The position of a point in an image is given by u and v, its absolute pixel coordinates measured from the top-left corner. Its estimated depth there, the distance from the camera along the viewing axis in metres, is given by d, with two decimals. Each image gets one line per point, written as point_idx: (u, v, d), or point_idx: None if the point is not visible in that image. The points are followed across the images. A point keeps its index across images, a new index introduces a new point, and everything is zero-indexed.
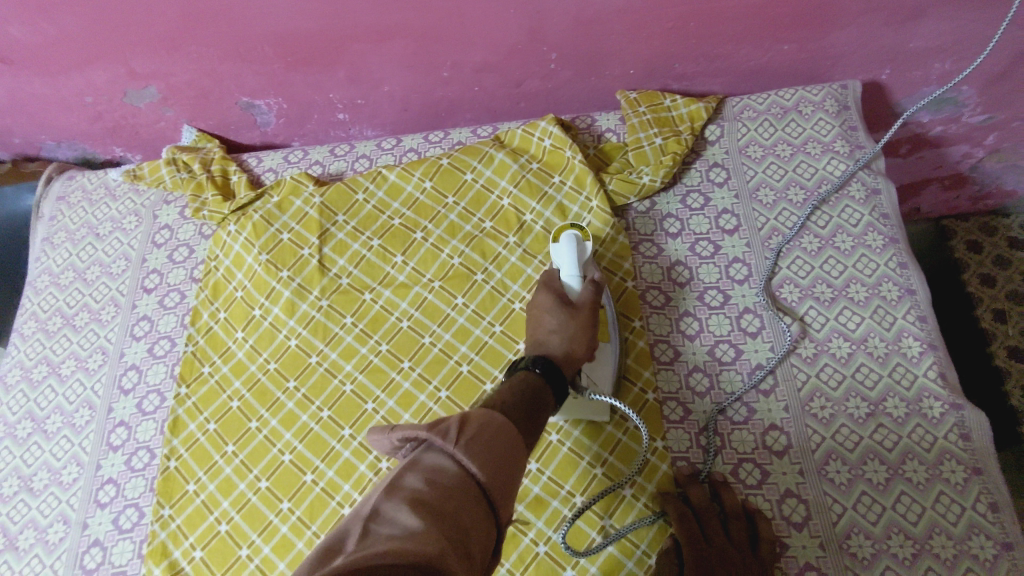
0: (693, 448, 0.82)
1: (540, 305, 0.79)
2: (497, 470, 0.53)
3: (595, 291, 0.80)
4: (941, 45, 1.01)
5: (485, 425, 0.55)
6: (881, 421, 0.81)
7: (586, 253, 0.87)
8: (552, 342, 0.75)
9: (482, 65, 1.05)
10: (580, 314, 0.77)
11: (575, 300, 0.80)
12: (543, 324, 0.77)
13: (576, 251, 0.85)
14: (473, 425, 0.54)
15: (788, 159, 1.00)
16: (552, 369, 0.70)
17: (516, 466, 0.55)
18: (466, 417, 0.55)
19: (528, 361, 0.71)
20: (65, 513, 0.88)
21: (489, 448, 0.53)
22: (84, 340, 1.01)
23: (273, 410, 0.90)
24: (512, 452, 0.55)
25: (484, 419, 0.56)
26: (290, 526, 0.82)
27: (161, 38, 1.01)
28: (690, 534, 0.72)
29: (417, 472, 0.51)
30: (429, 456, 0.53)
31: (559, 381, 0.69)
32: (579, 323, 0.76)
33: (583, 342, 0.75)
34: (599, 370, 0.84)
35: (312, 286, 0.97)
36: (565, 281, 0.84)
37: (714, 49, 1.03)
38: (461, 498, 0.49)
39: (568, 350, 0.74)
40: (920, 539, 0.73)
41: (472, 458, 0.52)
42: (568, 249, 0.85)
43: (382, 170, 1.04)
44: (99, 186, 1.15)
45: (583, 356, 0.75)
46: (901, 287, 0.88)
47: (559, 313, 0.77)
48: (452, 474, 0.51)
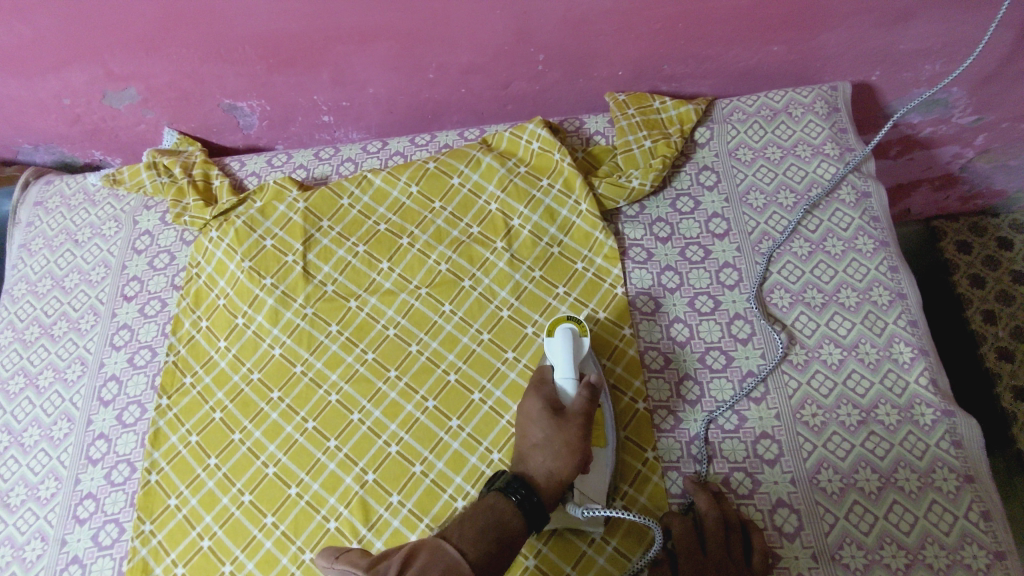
0: (685, 458, 0.81)
1: (528, 411, 0.75)
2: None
3: (589, 399, 0.75)
4: (930, 47, 1.00)
5: (428, 566, 0.56)
6: (873, 428, 0.80)
7: (583, 349, 0.82)
8: (534, 459, 0.71)
9: (468, 67, 1.03)
10: (568, 427, 0.72)
11: (566, 406, 0.75)
12: (528, 435, 0.73)
13: (570, 348, 0.80)
14: (415, 566, 0.56)
15: (778, 162, 0.99)
16: (529, 499, 0.66)
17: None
18: (411, 558, 0.57)
19: (504, 482, 0.68)
20: (43, 529, 0.86)
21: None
22: (63, 349, 0.98)
23: (257, 422, 0.88)
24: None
25: (429, 558, 0.57)
26: (274, 542, 0.80)
27: (139, 38, 0.98)
28: (688, 544, 0.72)
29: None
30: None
31: (534, 512, 0.66)
32: (566, 437, 0.71)
33: (568, 462, 0.70)
34: (592, 482, 0.76)
35: (296, 293, 0.96)
36: (558, 383, 0.78)
37: (703, 50, 1.01)
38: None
39: (550, 470, 0.70)
40: (913, 549, 0.73)
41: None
42: (562, 346, 0.80)
43: (368, 175, 1.02)
44: (78, 190, 1.13)
45: (569, 476, 0.70)
46: (893, 291, 0.88)
47: (546, 423, 0.73)
48: None
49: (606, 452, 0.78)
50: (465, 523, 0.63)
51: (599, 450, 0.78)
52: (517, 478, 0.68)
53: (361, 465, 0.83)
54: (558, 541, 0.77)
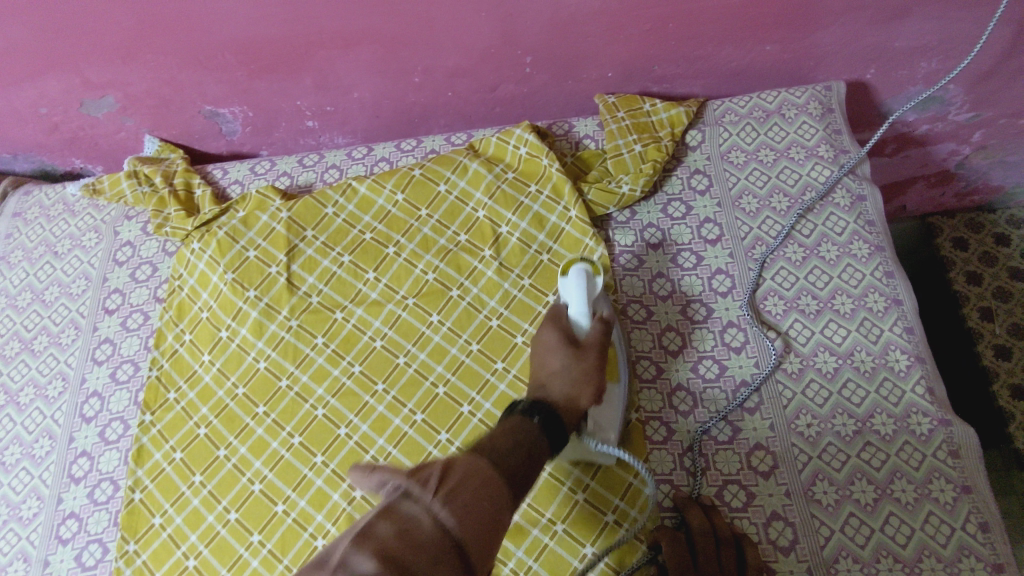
0: (677, 470, 0.80)
1: (545, 342, 0.75)
2: (476, 524, 0.49)
3: (604, 332, 0.76)
4: (926, 44, 0.98)
5: (469, 478, 0.53)
6: (869, 439, 0.78)
7: (596, 287, 0.83)
8: (554, 386, 0.70)
9: (455, 70, 1.01)
10: (587, 356, 0.73)
11: (581, 339, 0.76)
12: (546, 365, 0.73)
13: (584, 289, 0.81)
14: (455, 477, 0.52)
15: (771, 165, 0.97)
16: (551, 419, 0.66)
17: (498, 524, 0.52)
18: (449, 469, 0.53)
19: (526, 406, 0.67)
20: (26, 550, 0.84)
21: (470, 502, 0.50)
22: (44, 365, 0.97)
23: (242, 437, 0.87)
24: (495, 509, 0.52)
25: (468, 469, 0.54)
26: (261, 560, 0.79)
27: (116, 46, 0.96)
28: (679, 562, 0.70)
29: (390, 521, 0.47)
30: (405, 505, 0.49)
31: (556, 433, 0.66)
32: (584, 366, 0.72)
33: (587, 389, 0.71)
34: (606, 414, 0.78)
35: (281, 305, 0.94)
36: (573, 319, 0.79)
37: (694, 51, 0.99)
38: (435, 552, 0.46)
39: (571, 395, 0.70)
40: (910, 562, 0.71)
41: (451, 511, 0.48)
42: (575, 285, 0.81)
43: (352, 182, 1.00)
44: (58, 201, 1.10)
45: (587, 404, 0.70)
46: (888, 297, 0.86)
47: (564, 353, 0.73)
48: (426, 527, 0.47)
49: (619, 386, 0.81)
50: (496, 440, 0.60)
51: (612, 386, 0.81)
52: (538, 402, 0.67)
53: (348, 481, 0.82)
54: (549, 558, 0.76)
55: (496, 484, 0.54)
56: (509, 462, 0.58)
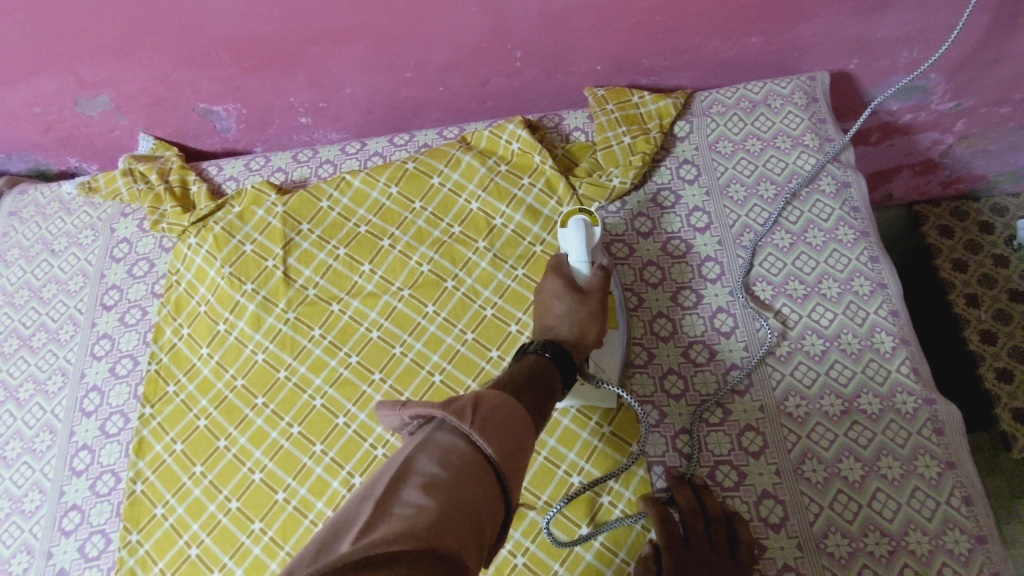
0: (670, 451, 0.82)
1: (549, 289, 0.79)
2: (509, 451, 0.51)
3: (604, 276, 0.80)
4: (907, 34, 1.01)
5: (501, 408, 0.54)
6: (856, 418, 0.81)
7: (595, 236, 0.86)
8: (562, 327, 0.75)
9: (446, 64, 1.02)
10: (590, 300, 0.77)
11: (583, 285, 0.80)
12: (553, 309, 0.77)
13: (584, 237, 0.84)
14: (486, 406, 0.53)
15: (758, 154, 0.99)
16: (561, 353, 0.70)
17: (525, 447, 0.54)
18: (479, 397, 0.53)
19: (538, 344, 0.71)
20: (29, 542, 0.85)
21: (502, 430, 0.52)
22: (43, 361, 0.97)
23: (242, 428, 0.88)
24: (521, 434, 0.54)
25: (495, 397, 0.54)
26: (262, 547, 0.80)
27: (110, 45, 0.97)
28: (670, 538, 0.71)
29: (429, 454, 0.49)
30: (440, 435, 0.51)
31: (568, 366, 0.70)
32: (588, 309, 0.76)
33: (592, 329, 0.75)
34: (607, 356, 0.84)
35: (278, 298, 0.95)
36: (574, 267, 0.83)
37: (681, 43, 1.01)
38: (475, 481, 0.48)
39: (579, 334, 0.74)
40: (896, 535, 0.73)
41: (487, 440, 0.50)
42: (575, 235, 0.84)
43: (346, 176, 1.02)
44: (53, 200, 1.11)
45: (593, 341, 0.75)
46: (873, 281, 0.88)
47: (569, 297, 0.77)
48: (463, 453, 0.50)
49: (618, 332, 0.86)
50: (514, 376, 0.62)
51: (613, 331, 0.86)
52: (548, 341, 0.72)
53: (348, 469, 0.83)
54: (546, 541, 0.78)
55: (520, 410, 0.56)
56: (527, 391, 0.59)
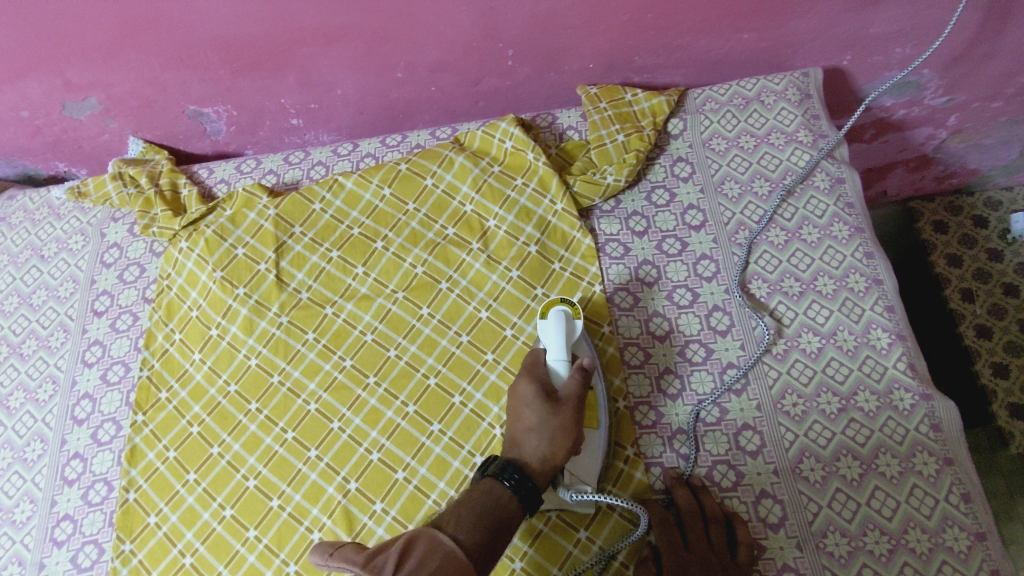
0: (667, 452, 0.81)
1: (520, 396, 0.75)
2: None
3: (581, 381, 0.75)
4: (900, 30, 1.00)
5: (425, 561, 0.58)
6: (853, 415, 0.80)
7: (575, 331, 0.82)
8: (529, 444, 0.71)
9: (437, 64, 1.02)
10: (561, 412, 0.72)
11: (558, 390, 0.75)
12: (521, 420, 0.73)
13: (563, 332, 0.80)
14: (410, 561, 0.57)
15: (752, 151, 0.99)
16: (522, 483, 0.67)
17: None
18: (405, 552, 0.58)
19: (498, 468, 0.69)
20: (20, 553, 0.84)
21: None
22: (33, 369, 0.96)
23: (235, 434, 0.87)
24: None
25: (425, 551, 0.59)
26: (257, 555, 0.79)
27: (97, 47, 0.96)
28: (671, 541, 0.72)
29: None
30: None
31: (528, 497, 0.67)
32: (559, 423, 0.71)
33: (562, 446, 0.71)
34: (583, 464, 0.77)
35: (270, 302, 0.94)
36: (551, 365, 0.79)
37: (674, 40, 1.00)
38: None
39: (545, 455, 0.70)
40: (896, 534, 0.73)
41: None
42: (555, 327, 0.80)
43: (338, 178, 1.01)
44: (42, 205, 1.10)
45: (562, 460, 0.71)
46: (868, 277, 0.88)
47: (539, 409, 0.72)
48: None
49: (598, 434, 0.79)
50: (461, 510, 0.64)
51: (591, 432, 0.79)
52: (510, 463, 0.69)
53: (343, 474, 0.82)
54: (543, 542, 0.77)
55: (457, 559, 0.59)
56: (472, 535, 0.62)
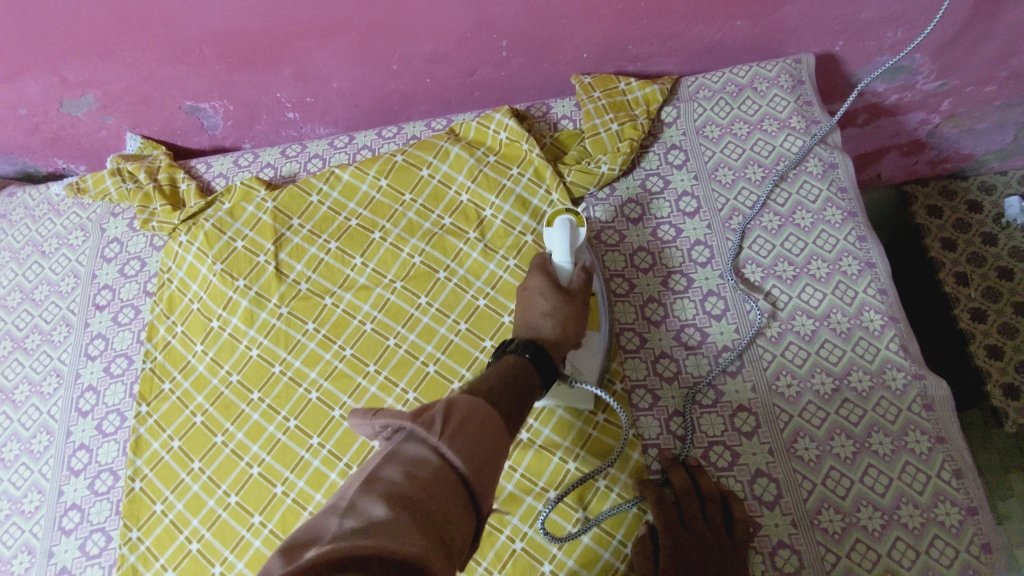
0: (665, 434, 0.82)
1: (532, 287, 0.77)
2: (483, 459, 0.49)
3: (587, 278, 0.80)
4: (890, 15, 1.01)
5: (472, 416, 0.52)
6: (846, 395, 0.81)
7: (578, 239, 0.85)
8: (545, 326, 0.73)
9: (432, 56, 1.02)
10: (573, 301, 0.76)
11: (567, 285, 0.79)
12: (535, 307, 0.75)
13: (568, 237, 0.84)
14: (459, 413, 0.51)
15: (745, 138, 1.00)
16: (540, 355, 0.68)
17: (503, 455, 0.52)
18: (451, 406, 0.52)
19: (518, 345, 0.69)
20: (30, 542, 0.85)
21: (475, 438, 0.50)
22: (37, 362, 0.97)
23: (238, 423, 0.88)
24: (497, 440, 0.52)
25: (469, 405, 0.53)
26: (263, 540, 0.81)
27: (93, 44, 0.96)
28: (667, 519, 0.73)
29: (396, 464, 0.47)
30: (408, 447, 0.49)
31: (548, 367, 0.68)
32: (572, 310, 0.75)
33: (574, 329, 0.75)
34: (584, 358, 0.82)
35: (270, 293, 0.95)
36: (557, 266, 0.82)
37: (667, 29, 1.01)
38: (444, 491, 0.46)
39: (560, 335, 0.73)
40: (889, 510, 0.75)
41: (457, 450, 0.48)
42: (560, 235, 0.84)
43: (335, 170, 1.02)
44: (42, 201, 1.11)
45: (574, 342, 0.75)
46: (861, 260, 0.89)
47: (553, 296, 0.76)
48: (434, 465, 0.47)
49: (599, 336, 0.84)
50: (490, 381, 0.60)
51: (593, 333, 0.84)
52: (527, 341, 0.69)
53: (345, 461, 0.84)
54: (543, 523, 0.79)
55: (495, 420, 0.54)
56: (501, 400, 0.58)
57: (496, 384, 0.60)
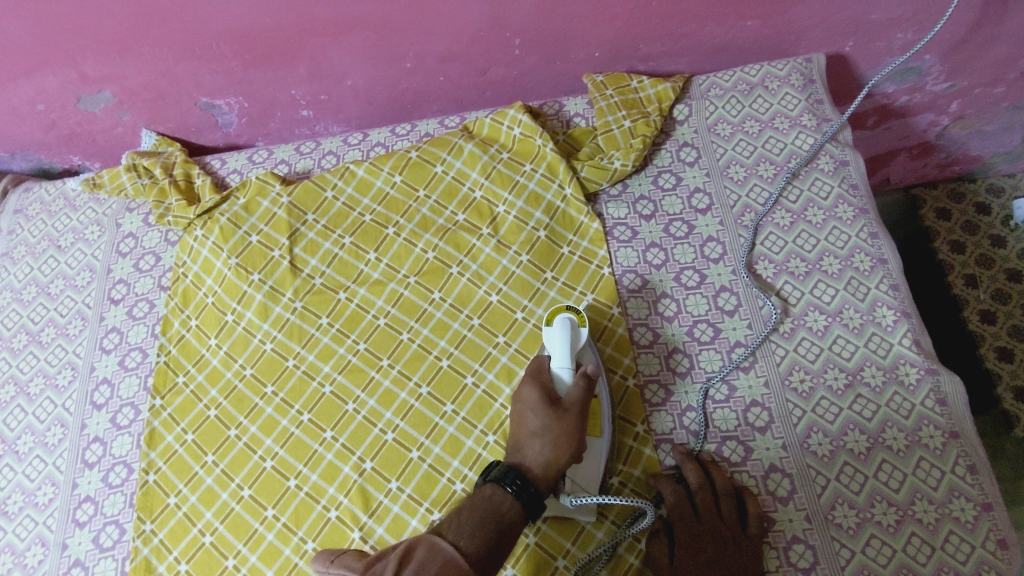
0: (677, 429, 0.83)
1: (524, 401, 0.76)
2: None
3: (585, 387, 0.76)
4: (901, 15, 1.01)
5: (423, 567, 0.57)
6: (860, 391, 0.82)
7: (581, 338, 0.82)
8: (531, 449, 0.72)
9: (445, 54, 1.03)
10: (565, 417, 0.73)
11: (562, 396, 0.76)
12: (526, 424, 0.74)
13: (568, 340, 0.80)
14: (411, 564, 0.57)
15: (757, 135, 1.00)
16: (525, 488, 0.68)
17: None
18: (406, 558, 0.58)
19: (500, 472, 0.69)
20: (43, 535, 0.86)
21: None
22: (52, 356, 0.98)
23: (252, 417, 0.89)
24: None
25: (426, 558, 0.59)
26: (276, 534, 0.81)
27: (113, 40, 0.97)
28: (682, 513, 0.75)
29: None
30: None
31: (530, 503, 0.67)
32: (563, 428, 0.72)
33: (566, 450, 0.71)
34: (585, 472, 0.77)
35: (285, 288, 0.96)
36: (555, 373, 0.79)
37: (679, 28, 1.02)
38: None
39: (548, 460, 0.71)
40: (903, 505, 0.75)
41: None
42: (559, 335, 0.81)
43: (350, 166, 1.02)
44: (58, 196, 1.12)
45: (566, 466, 0.71)
46: (873, 257, 0.89)
47: (544, 414, 0.73)
48: None
49: (601, 442, 0.79)
50: (461, 516, 0.64)
51: (594, 441, 0.79)
52: (512, 468, 0.69)
53: (359, 454, 0.84)
54: (556, 518, 0.78)
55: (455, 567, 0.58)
56: (472, 543, 0.62)
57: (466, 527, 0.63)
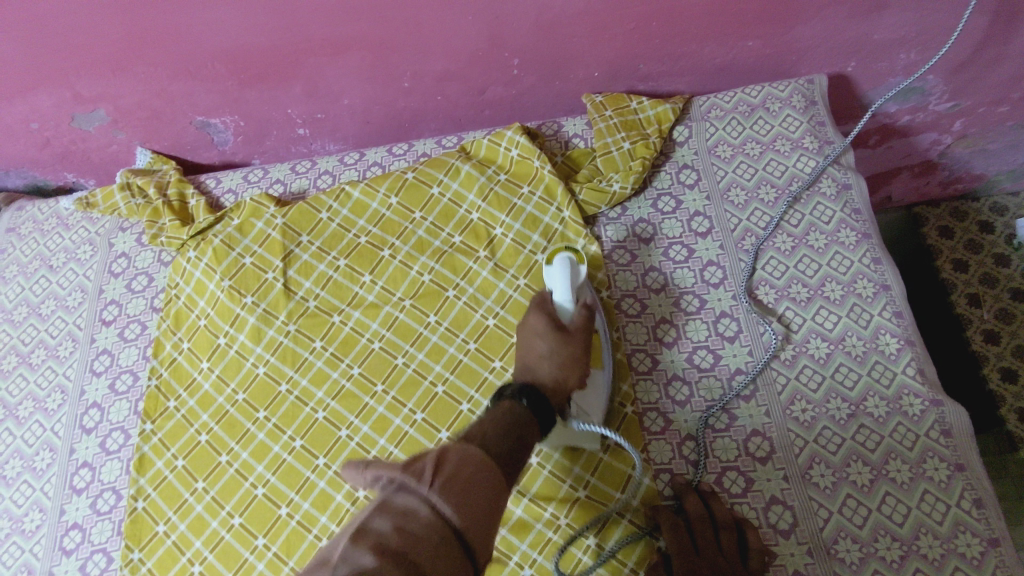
0: (676, 458, 0.81)
1: (532, 327, 0.76)
2: (473, 511, 0.52)
3: (588, 314, 0.78)
4: (904, 36, 1.00)
5: (462, 467, 0.54)
6: (862, 421, 0.80)
7: (579, 275, 0.84)
8: (542, 369, 0.72)
9: (443, 74, 1.02)
10: (572, 341, 0.74)
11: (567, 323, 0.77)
12: (533, 348, 0.74)
13: (569, 277, 0.82)
14: (450, 464, 0.54)
15: (758, 158, 0.99)
16: (538, 402, 0.67)
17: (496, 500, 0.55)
18: (443, 456, 0.55)
19: (515, 390, 0.68)
20: (29, 562, 0.84)
21: (464, 491, 0.52)
22: (42, 378, 0.97)
23: (244, 443, 0.87)
24: (491, 489, 0.55)
25: (462, 455, 0.55)
26: (267, 563, 0.79)
27: (107, 60, 0.96)
28: (681, 545, 0.71)
29: (386, 515, 0.50)
30: (400, 496, 0.52)
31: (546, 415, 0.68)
32: (571, 351, 0.74)
33: (573, 372, 0.73)
34: (589, 398, 0.80)
35: (278, 311, 0.94)
36: (557, 304, 0.80)
37: (679, 48, 1.01)
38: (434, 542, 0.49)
39: (558, 379, 0.72)
40: (908, 540, 0.73)
41: (447, 502, 0.51)
42: (560, 274, 0.83)
43: (346, 187, 1.01)
44: (50, 215, 1.11)
45: (573, 386, 0.74)
46: (876, 283, 0.88)
47: (553, 337, 0.74)
48: (422, 518, 0.50)
49: (603, 374, 0.82)
50: (485, 425, 0.62)
51: (597, 372, 0.82)
52: (524, 386, 0.69)
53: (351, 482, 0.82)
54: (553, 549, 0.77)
55: (489, 466, 0.56)
56: (497, 447, 0.60)
57: (494, 437, 0.60)
